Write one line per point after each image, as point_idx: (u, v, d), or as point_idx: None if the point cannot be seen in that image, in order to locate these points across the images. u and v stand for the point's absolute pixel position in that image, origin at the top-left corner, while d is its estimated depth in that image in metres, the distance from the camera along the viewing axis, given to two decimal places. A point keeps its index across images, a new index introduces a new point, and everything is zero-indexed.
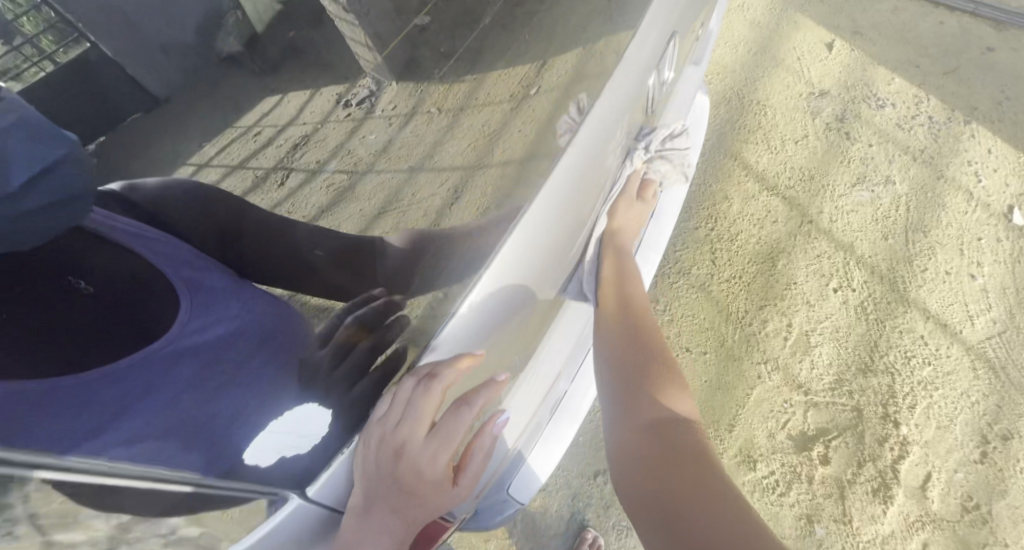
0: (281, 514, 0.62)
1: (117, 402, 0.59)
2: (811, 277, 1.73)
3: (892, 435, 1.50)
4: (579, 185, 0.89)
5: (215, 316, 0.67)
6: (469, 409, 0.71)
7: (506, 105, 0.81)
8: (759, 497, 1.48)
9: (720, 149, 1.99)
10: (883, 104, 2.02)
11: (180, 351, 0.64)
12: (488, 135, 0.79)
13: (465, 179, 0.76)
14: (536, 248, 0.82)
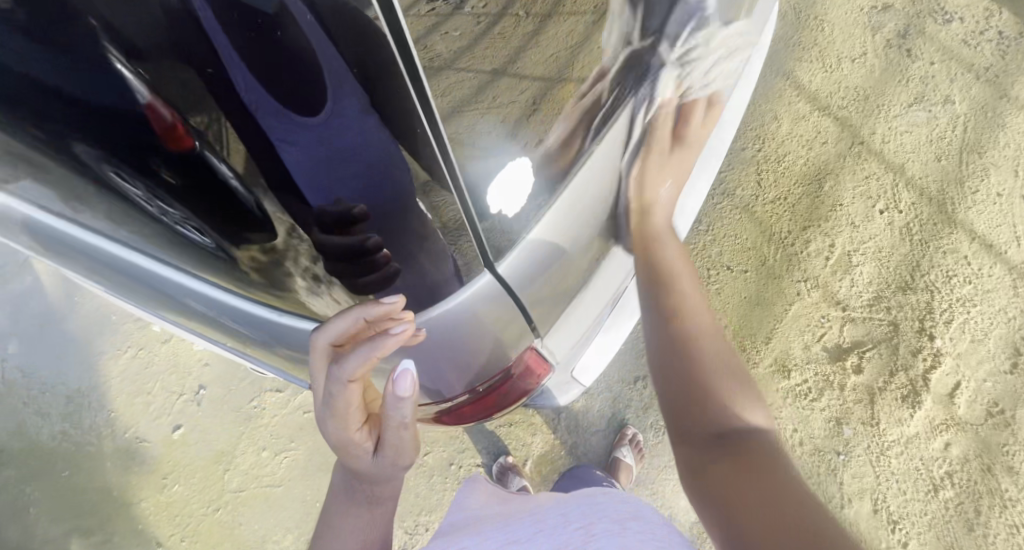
0: (472, 286, 0.70)
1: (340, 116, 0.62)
2: (858, 199, 1.75)
3: (926, 346, 1.60)
4: None
5: (295, 140, 0.64)
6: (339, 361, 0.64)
7: (590, 18, 0.75)
8: (792, 402, 1.59)
9: (774, 68, 1.92)
10: (950, 19, 1.93)
11: (299, 135, 0.64)
12: (571, 45, 0.76)
13: (545, 90, 0.73)
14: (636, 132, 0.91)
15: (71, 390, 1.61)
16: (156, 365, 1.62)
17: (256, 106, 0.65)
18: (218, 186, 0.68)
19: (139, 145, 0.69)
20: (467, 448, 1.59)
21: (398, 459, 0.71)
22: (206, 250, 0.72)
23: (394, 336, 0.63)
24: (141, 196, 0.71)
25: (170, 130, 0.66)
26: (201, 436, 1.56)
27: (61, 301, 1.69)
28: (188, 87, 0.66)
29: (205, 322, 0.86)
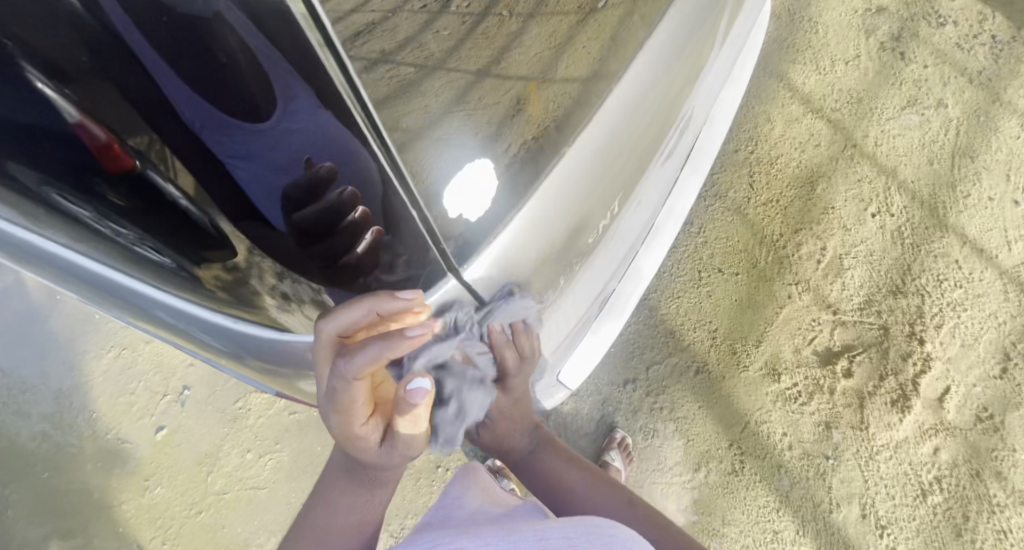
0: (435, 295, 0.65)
1: (288, 130, 0.60)
2: (850, 202, 1.74)
3: (916, 351, 1.60)
4: (655, 83, 0.94)
5: (244, 154, 0.63)
6: (348, 360, 0.62)
7: (575, 17, 0.75)
8: (782, 406, 1.58)
9: (767, 69, 1.91)
10: (944, 22, 1.92)
11: (243, 150, 0.63)
12: (555, 44, 0.73)
13: (531, 88, 0.70)
14: (618, 132, 0.88)
15: (53, 390, 1.58)
16: (139, 365, 1.59)
17: (199, 124, 0.63)
18: (164, 206, 0.65)
19: (64, 164, 0.62)
20: (455, 451, 1.57)
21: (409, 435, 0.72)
22: (164, 268, 0.68)
23: (409, 336, 0.58)
24: (89, 220, 0.65)
25: (105, 150, 0.62)
26: (185, 438, 1.54)
27: (45, 300, 1.66)
28: (115, 104, 0.61)
29: (165, 329, 0.84)
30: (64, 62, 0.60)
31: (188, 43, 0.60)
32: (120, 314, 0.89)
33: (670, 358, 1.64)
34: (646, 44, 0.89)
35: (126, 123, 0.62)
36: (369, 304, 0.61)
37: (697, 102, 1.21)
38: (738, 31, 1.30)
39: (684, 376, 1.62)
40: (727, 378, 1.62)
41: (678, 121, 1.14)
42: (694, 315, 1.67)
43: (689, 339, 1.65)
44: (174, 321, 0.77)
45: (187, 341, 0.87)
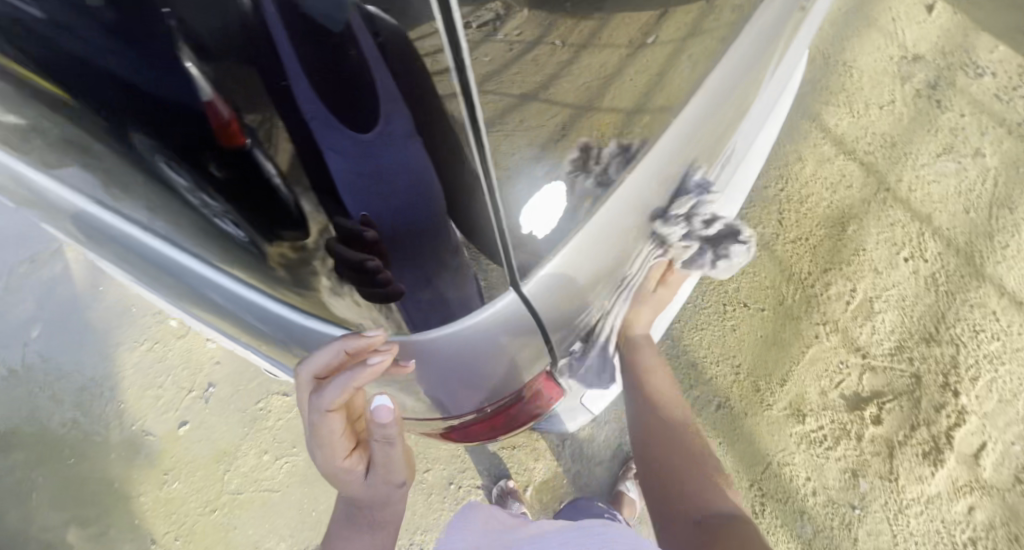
0: (500, 304, 0.66)
1: (396, 137, 0.61)
2: (881, 245, 1.72)
3: (950, 403, 1.55)
4: (698, 134, 0.98)
5: (339, 143, 0.64)
6: (319, 394, 0.64)
7: (625, 50, 0.77)
8: (806, 449, 1.54)
9: (800, 110, 1.92)
10: (982, 73, 1.92)
11: (354, 145, 0.64)
12: (605, 76, 0.76)
13: (573, 118, 0.73)
14: (660, 183, 0.91)
15: (85, 379, 1.59)
16: (169, 360, 1.61)
17: (311, 115, 0.63)
18: (253, 179, 0.68)
19: (190, 135, 0.69)
20: (468, 468, 1.56)
21: (389, 479, 0.70)
22: (239, 242, 0.71)
23: (370, 363, 0.61)
24: (183, 188, 0.71)
25: (225, 126, 0.66)
26: (205, 434, 1.55)
27: (85, 289, 1.68)
28: (240, 80, 0.64)
29: (233, 323, 0.87)
30: (206, 41, 0.64)
31: (314, 39, 0.57)
32: (196, 309, 0.94)
33: (692, 390, 1.61)
34: (693, 94, 0.94)
35: (250, 105, 0.66)
36: (339, 343, 0.65)
37: (740, 136, 1.25)
38: (781, 71, 1.32)
39: (705, 409, 1.60)
40: (749, 414, 1.58)
41: (721, 157, 1.17)
42: (718, 348, 1.65)
43: (711, 373, 1.63)
44: (236, 310, 0.79)
45: (252, 337, 0.90)
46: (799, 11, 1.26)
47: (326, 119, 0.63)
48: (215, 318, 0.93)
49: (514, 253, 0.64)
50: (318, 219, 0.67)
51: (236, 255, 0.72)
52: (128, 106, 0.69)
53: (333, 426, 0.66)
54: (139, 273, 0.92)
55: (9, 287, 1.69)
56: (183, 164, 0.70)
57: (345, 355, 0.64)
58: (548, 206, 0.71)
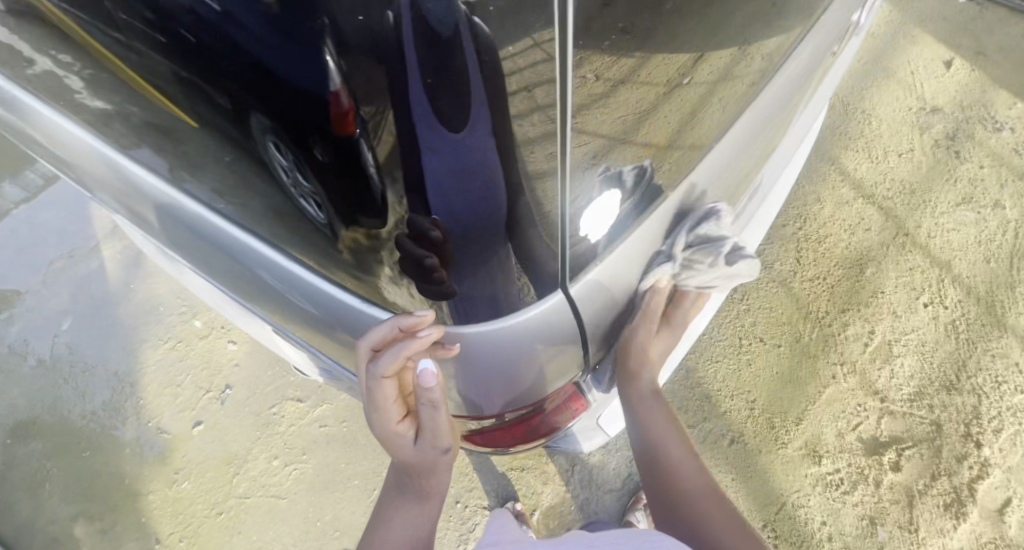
0: (541, 305, 0.71)
1: (483, 142, 0.63)
2: (899, 289, 1.73)
3: (972, 454, 1.51)
4: (733, 164, 1.03)
5: (437, 143, 0.62)
6: (377, 366, 0.68)
7: (662, 89, 0.82)
8: (822, 492, 1.50)
9: (819, 153, 1.97)
10: (1000, 127, 1.96)
11: (449, 148, 0.63)
12: (638, 114, 0.79)
13: (607, 147, 0.75)
14: (701, 202, 0.96)
15: (111, 372, 1.63)
16: (190, 359, 1.64)
17: (419, 114, 0.61)
18: (352, 170, 0.68)
19: (295, 120, 0.69)
20: (474, 488, 1.53)
21: (436, 447, 0.71)
22: (317, 225, 0.76)
23: (421, 334, 0.67)
24: (284, 167, 0.76)
25: (340, 114, 0.65)
26: (219, 435, 1.55)
27: (119, 287, 1.74)
28: (370, 80, 0.61)
29: (283, 310, 0.95)
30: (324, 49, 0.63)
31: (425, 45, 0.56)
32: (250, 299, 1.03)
33: (705, 423, 1.60)
34: (725, 130, 1.00)
35: (367, 95, 0.62)
36: (394, 319, 0.70)
37: (767, 171, 1.29)
38: (809, 111, 1.35)
39: (718, 443, 1.58)
40: (762, 452, 1.56)
41: (749, 187, 1.22)
42: (732, 382, 1.65)
43: (725, 407, 1.62)
44: (293, 294, 0.87)
45: (297, 326, 0.98)
46: (829, 56, 1.29)
47: (432, 116, 0.61)
48: (266, 308, 1.00)
49: (569, 245, 0.72)
50: (395, 213, 0.68)
51: (303, 244, 0.81)
52: (246, 89, 0.72)
53: (388, 394, 0.70)
54: (208, 260, 1.02)
55: (47, 280, 1.76)
56: (284, 143, 0.73)
57: (399, 330, 0.69)
58: (607, 211, 0.78)
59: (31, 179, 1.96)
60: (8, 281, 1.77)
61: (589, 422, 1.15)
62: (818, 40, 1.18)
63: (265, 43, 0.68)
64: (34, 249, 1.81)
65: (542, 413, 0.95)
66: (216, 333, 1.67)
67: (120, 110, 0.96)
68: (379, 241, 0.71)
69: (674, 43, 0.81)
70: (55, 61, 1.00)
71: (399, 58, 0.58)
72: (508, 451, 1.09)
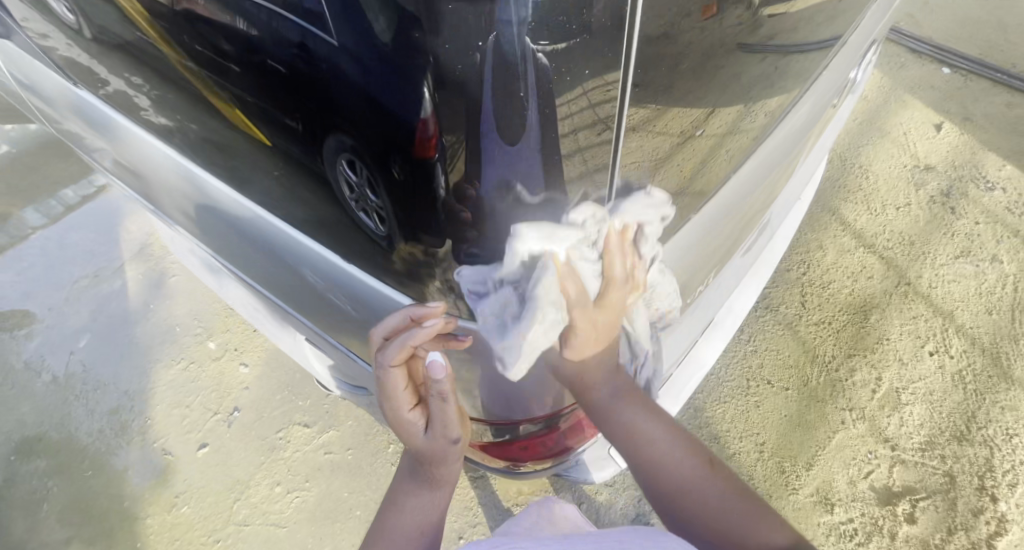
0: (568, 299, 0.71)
1: (540, 160, 0.63)
2: (905, 337, 1.75)
3: (988, 509, 1.48)
4: (738, 200, 1.09)
5: (501, 158, 0.62)
6: (388, 351, 0.70)
7: (677, 139, 0.84)
8: (836, 542, 1.46)
9: (820, 203, 2.05)
10: (992, 187, 2.05)
11: (510, 163, 0.62)
12: (656, 160, 0.81)
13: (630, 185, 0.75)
14: (716, 223, 1.02)
15: (121, 391, 1.63)
16: (201, 381, 1.65)
17: (486, 139, 0.61)
18: (415, 189, 0.68)
19: (371, 142, 0.71)
20: (478, 523, 1.49)
21: (447, 436, 0.73)
22: (376, 237, 0.80)
23: (425, 324, 0.69)
24: (351, 182, 0.78)
25: (422, 139, 0.64)
26: (223, 460, 1.53)
27: (138, 307, 1.78)
28: (450, 108, 0.60)
29: (321, 309, 1.00)
30: (401, 78, 0.63)
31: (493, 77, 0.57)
32: (288, 301, 1.08)
33: None
34: (732, 175, 1.06)
35: (446, 120, 0.61)
36: (407, 310, 0.73)
37: (774, 211, 1.36)
38: (811, 159, 1.42)
39: None
40: (773, 497, 1.53)
41: (758, 224, 1.29)
42: (741, 424, 1.64)
43: (734, 448, 1.60)
44: (331, 288, 0.93)
45: (329, 326, 1.03)
46: (828, 109, 1.37)
47: (498, 137, 0.61)
48: (300, 309, 1.07)
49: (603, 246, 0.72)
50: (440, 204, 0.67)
51: (342, 244, 0.87)
52: (327, 116, 0.75)
53: (398, 385, 0.72)
54: (252, 262, 1.10)
55: (70, 298, 1.81)
56: (360, 161, 0.74)
57: (410, 320, 0.72)
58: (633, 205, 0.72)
59: (54, 206, 2.04)
60: (33, 298, 1.82)
61: (600, 450, 1.15)
62: (815, 99, 1.25)
63: (370, 69, 0.66)
64: (61, 268, 1.87)
65: (557, 432, 0.96)
66: (229, 356, 1.69)
67: (183, 128, 1.07)
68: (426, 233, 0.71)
69: (691, 97, 0.84)
70: (127, 81, 1.13)
71: (478, 89, 0.58)
72: (521, 471, 1.09)
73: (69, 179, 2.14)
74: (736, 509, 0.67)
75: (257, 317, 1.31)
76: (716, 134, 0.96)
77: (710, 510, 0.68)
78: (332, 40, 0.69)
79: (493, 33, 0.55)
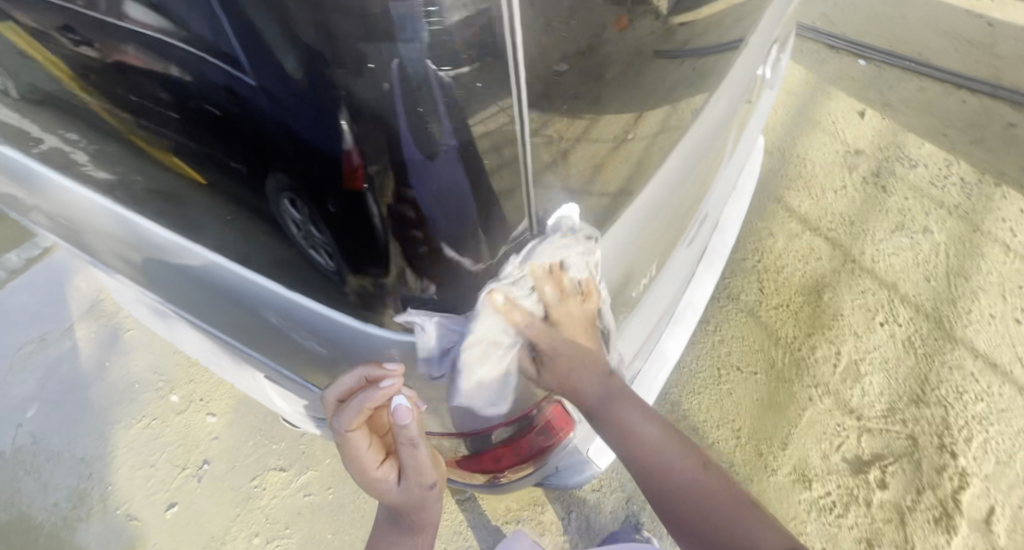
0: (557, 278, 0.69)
1: (459, 170, 0.65)
2: (857, 311, 1.85)
3: (950, 465, 1.57)
4: (687, 183, 1.10)
5: (424, 174, 0.64)
6: (348, 418, 0.71)
7: (608, 146, 0.90)
8: (817, 517, 1.51)
9: (766, 194, 2.15)
10: (915, 164, 2.20)
11: (432, 178, 0.64)
12: (591, 169, 0.88)
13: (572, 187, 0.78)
14: (669, 201, 1.03)
15: (77, 458, 1.52)
16: (166, 437, 1.55)
17: (409, 161, 0.63)
18: (356, 217, 0.69)
19: (303, 176, 0.74)
20: (470, 548, 1.45)
21: (421, 482, 0.78)
22: (327, 275, 0.78)
23: (381, 386, 0.67)
24: (298, 220, 0.80)
25: (351, 170, 0.67)
26: (196, 518, 1.43)
27: (92, 368, 1.66)
28: (371, 138, 0.64)
29: (284, 345, 0.91)
30: (323, 116, 0.67)
31: (400, 96, 0.60)
32: (243, 343, 1.04)
33: None
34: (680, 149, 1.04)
35: (368, 147, 0.64)
36: (360, 369, 0.70)
37: (711, 203, 1.40)
38: (741, 149, 1.49)
39: None
40: (754, 480, 1.57)
41: (700, 212, 1.33)
42: (716, 413, 1.67)
43: (712, 438, 1.63)
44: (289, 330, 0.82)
45: (296, 362, 0.95)
46: (750, 101, 1.44)
47: (416, 156, 0.63)
48: (263, 344, 0.98)
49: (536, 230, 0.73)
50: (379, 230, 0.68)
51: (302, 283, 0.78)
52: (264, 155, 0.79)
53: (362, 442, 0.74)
54: (204, 307, 1.01)
55: (12, 367, 1.67)
56: (301, 198, 0.76)
57: (364, 380, 0.70)
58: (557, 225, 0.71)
59: None
60: None
61: (580, 456, 1.13)
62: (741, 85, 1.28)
63: (290, 107, 0.70)
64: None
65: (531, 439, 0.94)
66: (194, 408, 1.60)
67: (124, 180, 0.97)
68: (374, 260, 0.71)
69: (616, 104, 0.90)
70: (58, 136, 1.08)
71: (389, 111, 0.61)
72: (501, 483, 1.08)
73: (1, 241, 1.99)
74: (732, 517, 0.75)
75: (216, 362, 1.25)
76: (648, 134, 0.99)
77: (706, 500, 0.76)
78: (253, 82, 0.72)
79: (395, 60, 0.58)
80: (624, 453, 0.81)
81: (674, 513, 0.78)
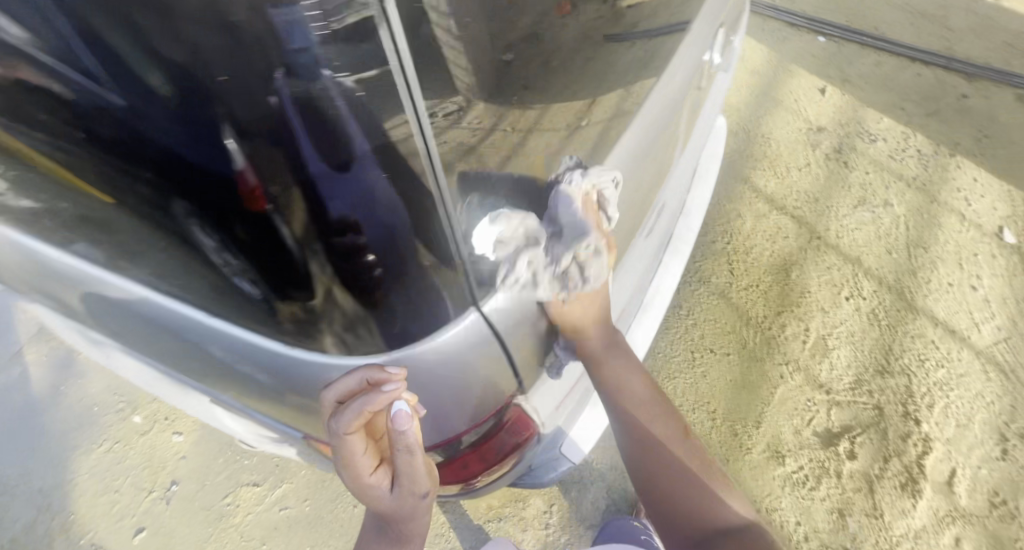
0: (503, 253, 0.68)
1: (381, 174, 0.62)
2: (823, 287, 1.88)
3: (915, 432, 1.63)
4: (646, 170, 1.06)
5: (337, 184, 0.62)
6: (346, 420, 0.63)
7: (562, 133, 0.85)
8: (791, 491, 1.55)
9: (733, 175, 2.15)
10: (875, 139, 2.24)
11: (350, 181, 0.62)
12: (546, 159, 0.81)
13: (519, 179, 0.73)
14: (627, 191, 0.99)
15: (34, 490, 1.45)
16: (129, 460, 1.48)
17: (318, 172, 0.63)
18: (268, 242, 0.67)
19: (211, 201, 0.71)
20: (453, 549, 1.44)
21: (415, 492, 0.70)
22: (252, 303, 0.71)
23: (382, 391, 0.61)
24: (208, 249, 0.73)
25: (249, 191, 0.68)
26: (166, 542, 1.38)
27: (45, 394, 1.58)
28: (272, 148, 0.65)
29: (229, 383, 0.83)
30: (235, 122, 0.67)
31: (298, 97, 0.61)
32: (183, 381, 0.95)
33: None
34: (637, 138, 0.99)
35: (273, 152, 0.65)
36: (363, 372, 0.64)
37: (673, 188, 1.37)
38: (700, 129, 1.44)
39: None
40: (730, 460, 1.60)
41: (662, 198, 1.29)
42: (691, 396, 1.69)
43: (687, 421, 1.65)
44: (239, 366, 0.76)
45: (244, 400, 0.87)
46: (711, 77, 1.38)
47: (330, 152, 0.62)
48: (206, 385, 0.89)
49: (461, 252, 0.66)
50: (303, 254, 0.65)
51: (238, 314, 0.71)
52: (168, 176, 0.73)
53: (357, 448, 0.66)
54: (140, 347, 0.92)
55: None
56: (209, 224, 0.72)
57: (366, 384, 0.64)
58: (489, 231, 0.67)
59: None
60: None
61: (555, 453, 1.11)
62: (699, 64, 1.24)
63: (192, 136, 0.70)
64: None
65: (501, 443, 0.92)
66: (158, 427, 1.54)
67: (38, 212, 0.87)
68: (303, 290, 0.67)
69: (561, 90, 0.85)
70: None
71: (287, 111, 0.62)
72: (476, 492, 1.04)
73: None
74: (703, 485, 0.91)
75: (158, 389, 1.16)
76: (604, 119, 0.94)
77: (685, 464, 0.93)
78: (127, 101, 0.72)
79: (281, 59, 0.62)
80: (619, 410, 0.95)
81: (656, 470, 0.93)
